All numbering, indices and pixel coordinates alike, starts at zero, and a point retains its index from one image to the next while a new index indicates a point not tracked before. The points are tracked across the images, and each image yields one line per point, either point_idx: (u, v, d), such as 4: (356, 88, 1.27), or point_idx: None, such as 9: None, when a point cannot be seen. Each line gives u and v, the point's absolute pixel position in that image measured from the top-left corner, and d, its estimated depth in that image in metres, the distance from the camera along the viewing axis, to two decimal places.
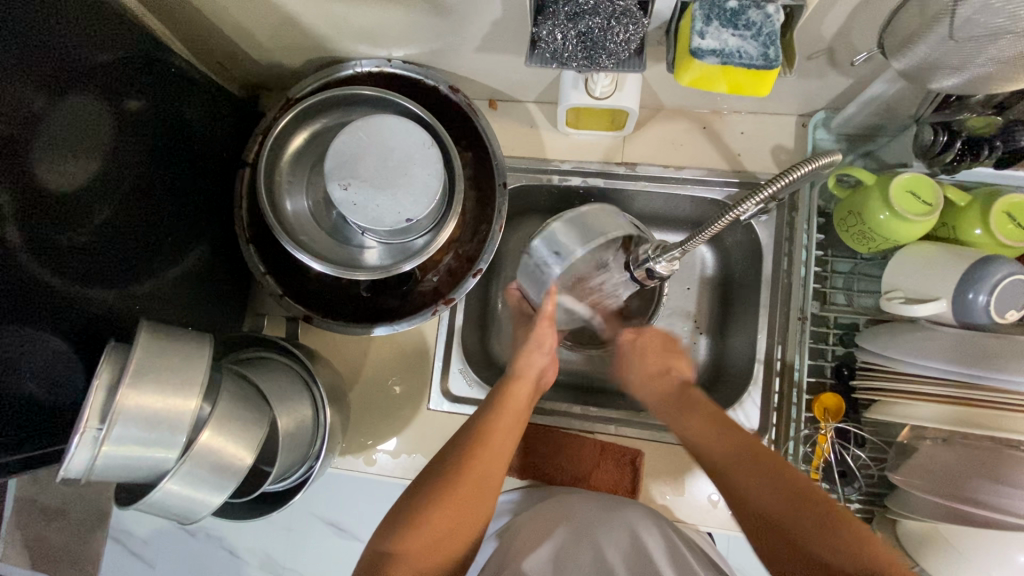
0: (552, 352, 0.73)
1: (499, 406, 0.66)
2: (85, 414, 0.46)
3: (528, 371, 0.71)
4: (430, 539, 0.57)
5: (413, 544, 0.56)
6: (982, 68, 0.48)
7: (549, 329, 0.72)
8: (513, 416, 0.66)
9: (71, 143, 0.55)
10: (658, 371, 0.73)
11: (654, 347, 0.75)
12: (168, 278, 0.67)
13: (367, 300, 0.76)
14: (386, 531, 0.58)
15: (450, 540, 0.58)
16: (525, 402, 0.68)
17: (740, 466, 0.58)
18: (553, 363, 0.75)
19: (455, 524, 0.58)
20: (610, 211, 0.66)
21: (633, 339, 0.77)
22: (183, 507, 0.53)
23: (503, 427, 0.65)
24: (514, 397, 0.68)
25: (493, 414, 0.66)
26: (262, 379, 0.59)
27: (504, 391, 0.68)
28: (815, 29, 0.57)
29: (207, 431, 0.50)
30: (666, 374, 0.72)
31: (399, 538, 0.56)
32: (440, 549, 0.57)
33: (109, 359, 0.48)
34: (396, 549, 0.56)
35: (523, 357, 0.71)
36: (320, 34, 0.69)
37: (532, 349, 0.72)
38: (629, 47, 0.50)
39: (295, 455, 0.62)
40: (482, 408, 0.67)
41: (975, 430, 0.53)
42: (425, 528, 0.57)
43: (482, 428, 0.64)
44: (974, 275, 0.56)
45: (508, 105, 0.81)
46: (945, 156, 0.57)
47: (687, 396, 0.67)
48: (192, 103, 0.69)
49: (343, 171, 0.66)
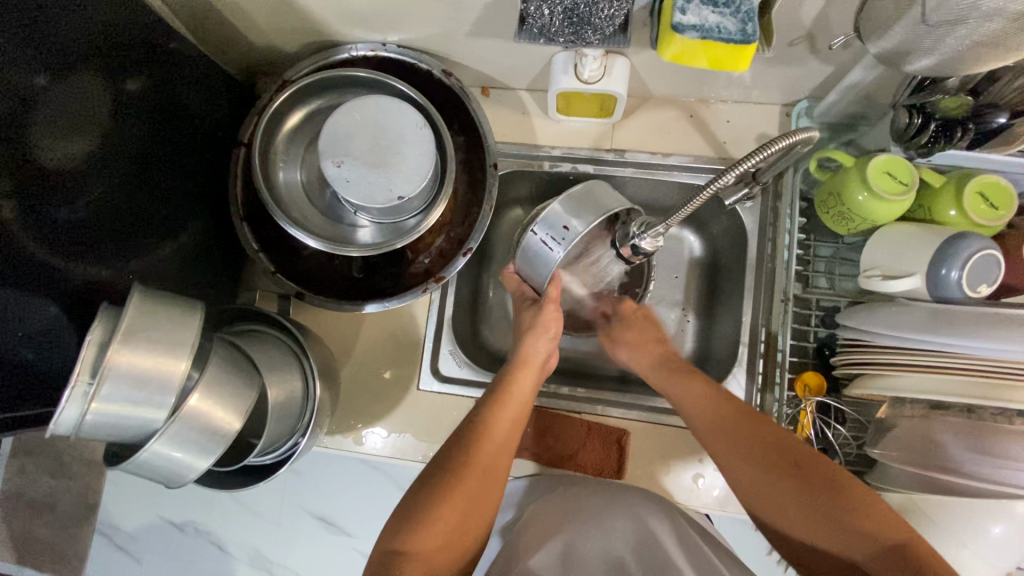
0: (556, 337, 0.74)
1: (500, 396, 0.67)
2: (77, 368, 0.46)
3: (531, 357, 0.72)
4: (441, 536, 0.57)
5: (427, 543, 0.56)
6: (952, 48, 0.50)
7: (554, 311, 0.74)
8: (516, 406, 0.67)
9: (70, 122, 0.56)
10: (650, 344, 0.75)
11: (638, 323, 0.77)
12: (161, 253, 0.68)
13: (359, 280, 0.77)
14: (394, 529, 0.58)
15: (462, 534, 0.59)
16: (530, 391, 0.69)
17: (732, 442, 0.60)
18: (557, 347, 0.76)
19: (464, 520, 0.59)
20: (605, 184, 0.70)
21: (634, 311, 0.79)
22: (171, 470, 0.53)
23: (506, 419, 0.65)
24: (518, 385, 0.69)
25: (497, 404, 0.66)
26: (252, 349, 0.60)
27: (507, 381, 0.69)
28: (796, 14, 0.59)
29: (196, 396, 0.50)
30: (660, 347, 0.75)
31: (412, 537, 0.57)
32: (452, 546, 0.58)
33: (102, 317, 0.48)
34: (412, 550, 0.56)
35: (526, 345, 0.72)
36: (316, 18, 0.70)
37: (535, 335, 0.73)
38: (613, 22, 0.52)
39: (284, 426, 0.63)
40: (483, 399, 0.68)
41: (977, 399, 0.54)
42: (436, 528, 0.57)
43: (485, 419, 0.65)
44: (947, 250, 0.57)
45: (501, 92, 0.83)
46: (919, 138, 0.59)
47: (688, 371, 0.69)
48: (187, 82, 0.70)
49: (336, 149, 0.67)
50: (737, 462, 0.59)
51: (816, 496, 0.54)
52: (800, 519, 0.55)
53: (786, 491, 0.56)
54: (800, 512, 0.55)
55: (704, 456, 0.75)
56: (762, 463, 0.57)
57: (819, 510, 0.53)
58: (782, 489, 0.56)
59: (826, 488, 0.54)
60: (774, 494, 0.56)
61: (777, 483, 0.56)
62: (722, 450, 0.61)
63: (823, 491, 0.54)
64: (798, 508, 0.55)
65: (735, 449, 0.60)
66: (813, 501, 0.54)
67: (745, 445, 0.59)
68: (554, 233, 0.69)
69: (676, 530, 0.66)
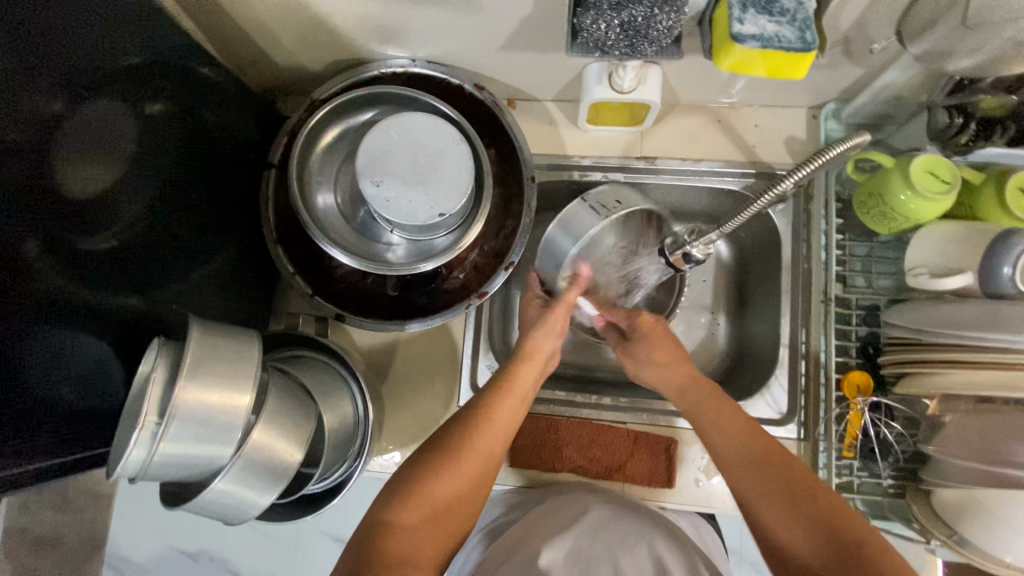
0: (562, 335, 0.73)
1: (503, 387, 0.66)
2: (145, 408, 0.44)
3: (536, 352, 0.71)
4: (428, 515, 0.57)
5: (413, 517, 0.56)
6: (999, 49, 0.51)
7: (563, 312, 0.74)
8: (517, 399, 0.66)
9: (92, 147, 0.53)
10: (667, 362, 0.71)
11: (660, 338, 0.74)
12: (193, 280, 0.66)
13: (396, 298, 0.76)
14: (384, 500, 0.58)
15: (449, 515, 0.59)
16: (532, 383, 0.69)
17: (758, 480, 0.58)
18: (559, 348, 0.75)
19: (452, 502, 0.59)
20: (621, 185, 0.77)
21: (648, 326, 0.75)
22: (233, 507, 0.51)
23: (506, 407, 0.65)
24: (521, 376, 0.68)
25: (498, 393, 0.66)
26: (305, 376, 0.59)
27: (510, 371, 0.68)
28: (834, 19, 0.60)
29: (258, 428, 0.49)
30: (680, 361, 0.71)
31: (398, 511, 0.57)
32: (436, 526, 0.58)
33: (164, 352, 0.46)
34: (399, 522, 0.56)
35: (531, 339, 0.72)
36: (346, 36, 0.69)
37: (540, 333, 0.72)
38: (671, 33, 0.51)
39: (337, 454, 0.61)
40: (486, 388, 0.67)
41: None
42: (422, 504, 0.57)
43: (486, 409, 0.64)
44: (997, 247, 0.59)
45: (527, 104, 0.83)
46: (960, 137, 0.61)
47: (713, 389, 0.67)
48: (212, 105, 0.69)
49: (375, 167, 0.66)
50: (760, 500, 0.57)
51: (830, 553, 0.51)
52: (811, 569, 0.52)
53: (802, 532, 0.53)
54: (813, 563, 0.52)
55: None
56: (784, 510, 0.55)
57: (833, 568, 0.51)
58: (799, 537, 0.53)
59: (840, 550, 0.51)
60: (791, 538, 0.54)
61: (794, 527, 0.54)
62: (746, 484, 0.58)
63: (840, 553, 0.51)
64: (810, 558, 0.52)
65: (762, 490, 0.57)
66: (826, 556, 0.51)
67: (771, 489, 0.57)
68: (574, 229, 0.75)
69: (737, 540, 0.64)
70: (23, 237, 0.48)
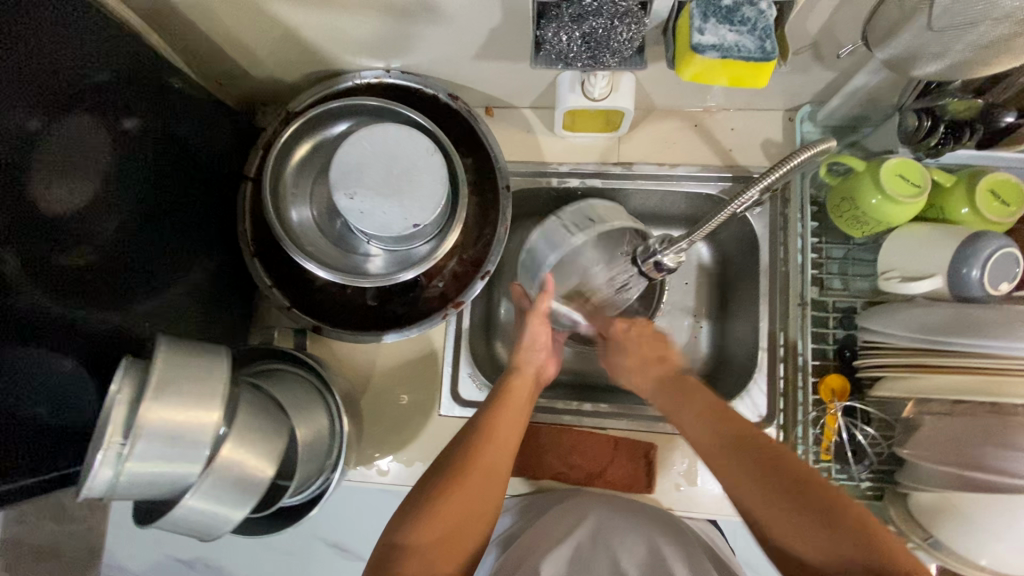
0: (546, 348, 0.76)
1: (500, 400, 0.67)
2: (108, 429, 0.44)
3: (526, 367, 0.73)
4: (439, 532, 0.56)
5: (426, 536, 0.56)
6: (963, 54, 0.51)
7: (541, 325, 0.74)
8: (515, 411, 0.67)
9: (68, 164, 0.54)
10: (652, 360, 0.73)
11: (643, 338, 0.75)
12: (171, 294, 0.66)
13: (374, 309, 0.76)
14: (397, 525, 0.57)
15: (460, 532, 0.58)
16: (527, 397, 0.70)
17: (739, 459, 0.57)
18: (552, 356, 0.77)
19: (464, 517, 0.58)
20: (615, 206, 0.73)
21: (623, 330, 0.77)
22: (205, 523, 0.52)
23: (506, 419, 0.66)
24: (516, 391, 0.69)
25: (497, 406, 0.67)
26: (278, 391, 0.59)
27: (505, 386, 0.69)
28: (802, 25, 0.60)
29: (229, 444, 0.50)
30: (659, 363, 0.73)
31: (412, 530, 0.56)
32: (449, 544, 0.56)
33: (128, 374, 0.47)
34: (411, 543, 0.55)
35: (518, 356, 0.74)
36: (318, 48, 0.70)
37: (526, 348, 0.74)
38: (632, 44, 0.51)
39: (312, 467, 0.61)
40: (484, 404, 0.68)
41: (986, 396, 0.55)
42: (433, 523, 0.56)
43: (486, 422, 0.65)
44: (966, 252, 0.58)
45: (505, 111, 0.83)
46: (930, 140, 0.60)
47: (688, 384, 0.67)
48: (188, 118, 0.69)
49: (349, 180, 0.66)
50: (742, 479, 0.56)
51: (813, 519, 0.50)
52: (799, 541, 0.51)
53: (825, 544, 0.49)
54: (800, 532, 0.51)
55: None
56: (767, 483, 0.54)
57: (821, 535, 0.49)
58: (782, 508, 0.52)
59: (824, 515, 0.50)
60: (774, 512, 0.53)
61: (776, 500, 0.53)
62: (728, 466, 0.58)
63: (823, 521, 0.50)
64: (797, 530, 0.51)
65: (743, 466, 0.56)
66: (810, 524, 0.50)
67: (751, 465, 0.56)
68: (548, 244, 0.73)
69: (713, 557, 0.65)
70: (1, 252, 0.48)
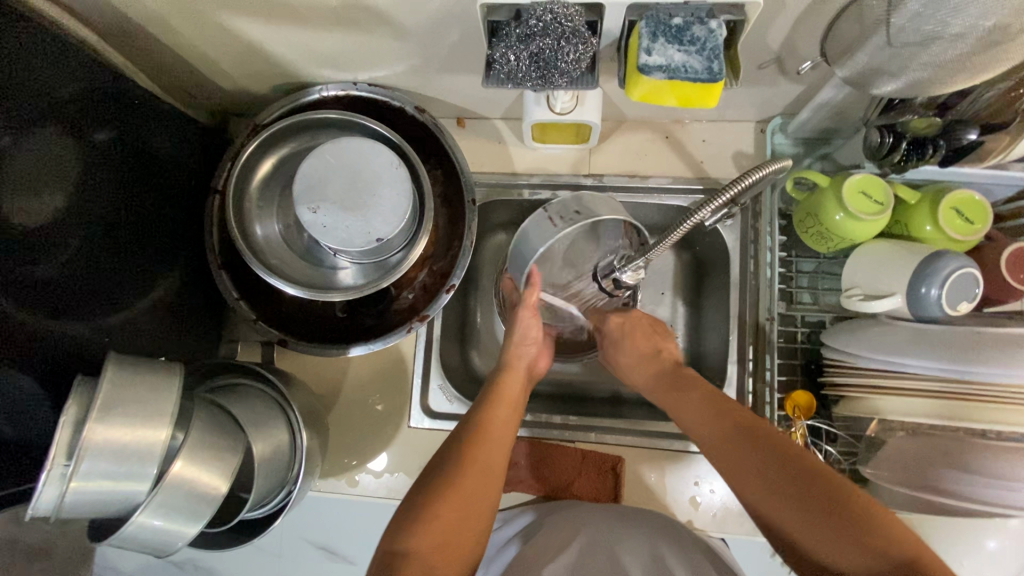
0: (538, 343, 0.74)
1: (492, 399, 0.67)
2: (51, 451, 0.45)
3: (517, 363, 0.72)
4: (441, 533, 0.54)
5: (428, 538, 0.53)
6: (918, 73, 0.50)
7: (530, 317, 0.73)
8: (508, 408, 0.66)
9: (37, 179, 0.54)
10: (647, 354, 0.72)
11: (639, 328, 0.75)
12: (140, 308, 0.67)
13: (343, 320, 0.76)
14: (394, 532, 0.55)
15: (463, 531, 0.55)
16: (519, 393, 0.69)
17: (746, 451, 0.55)
18: (543, 349, 0.76)
19: (467, 518, 0.56)
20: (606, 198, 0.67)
21: (619, 324, 0.75)
22: (159, 540, 0.52)
23: (499, 416, 0.65)
24: (506, 388, 0.69)
25: (489, 404, 0.66)
26: (236, 406, 0.59)
27: (496, 384, 0.69)
28: (762, 40, 0.59)
29: (180, 461, 0.50)
30: (658, 356, 0.72)
31: (413, 534, 0.54)
32: (453, 544, 0.54)
33: (76, 394, 0.48)
34: (412, 548, 0.52)
35: (509, 351, 0.73)
36: (283, 62, 0.70)
37: (517, 344, 0.73)
38: (580, 64, 0.54)
39: (272, 481, 0.62)
40: (476, 403, 0.67)
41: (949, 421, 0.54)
42: (435, 525, 0.54)
43: (480, 421, 0.64)
44: (924, 270, 0.58)
45: (476, 122, 0.83)
46: (893, 156, 0.59)
47: (687, 376, 0.67)
48: (158, 131, 0.69)
49: (312, 194, 0.67)
50: (745, 468, 0.54)
51: (817, 509, 0.49)
52: (805, 534, 0.49)
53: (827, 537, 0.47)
54: (806, 526, 0.49)
55: (699, 477, 0.75)
56: (774, 473, 0.52)
57: (825, 527, 0.48)
58: (788, 498, 0.51)
59: (830, 506, 0.48)
60: (776, 496, 0.51)
61: (781, 484, 0.51)
62: (735, 457, 0.56)
63: (829, 512, 0.48)
64: (803, 521, 0.49)
65: (751, 457, 0.54)
66: (816, 514, 0.49)
67: (759, 454, 0.54)
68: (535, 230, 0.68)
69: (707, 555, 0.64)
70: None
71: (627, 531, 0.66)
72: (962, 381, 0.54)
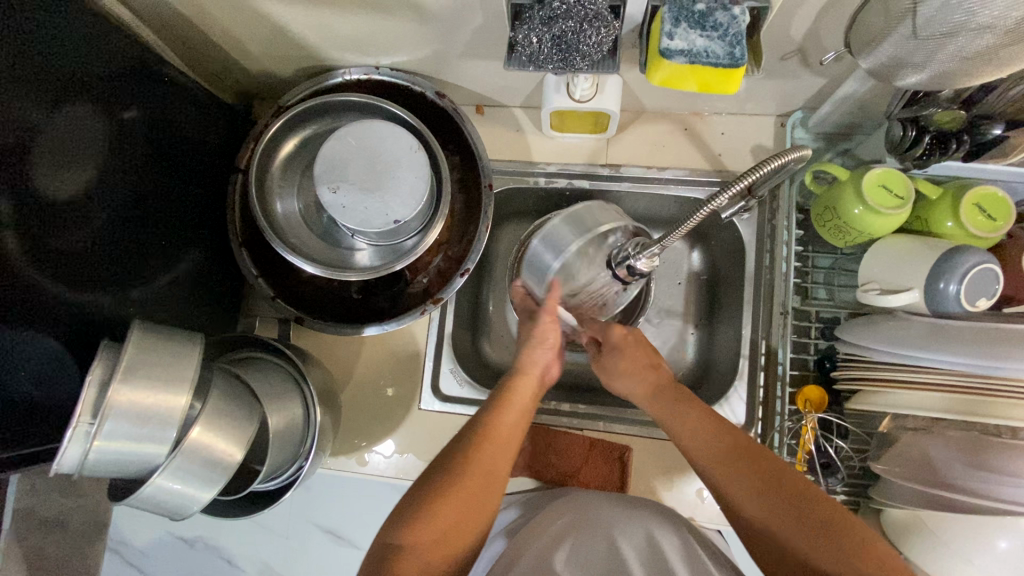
0: (555, 348, 0.71)
1: (502, 402, 0.65)
2: (78, 409, 0.47)
3: (531, 367, 0.69)
4: (436, 533, 0.55)
5: (422, 537, 0.54)
6: (944, 64, 0.49)
7: (552, 322, 0.70)
8: (516, 413, 0.64)
9: (67, 153, 0.55)
10: (646, 364, 0.69)
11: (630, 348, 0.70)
12: (162, 283, 0.68)
13: (358, 302, 0.78)
14: (395, 522, 0.56)
15: (457, 533, 0.56)
16: (529, 400, 0.66)
17: (737, 477, 0.56)
18: (558, 357, 0.73)
19: (462, 521, 0.56)
20: (604, 205, 0.73)
21: (622, 335, 0.71)
22: (175, 503, 0.54)
23: (507, 420, 0.63)
24: (517, 393, 0.66)
25: (498, 408, 0.64)
26: (253, 379, 0.61)
27: (507, 388, 0.66)
28: (786, 31, 0.59)
29: (197, 427, 0.51)
30: (654, 369, 0.69)
31: (410, 530, 0.54)
32: (445, 545, 0.55)
33: (101, 356, 0.49)
34: (408, 541, 0.54)
35: (526, 353, 0.70)
36: (309, 45, 0.71)
37: (533, 346, 0.70)
38: (601, 48, 0.57)
39: (285, 453, 0.63)
40: (485, 404, 0.65)
41: (963, 415, 0.55)
42: (433, 523, 0.55)
43: (487, 424, 0.62)
44: (944, 265, 0.58)
45: (495, 110, 0.83)
46: (914, 150, 0.59)
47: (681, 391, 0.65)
48: (185, 109, 0.70)
49: (333, 174, 0.68)
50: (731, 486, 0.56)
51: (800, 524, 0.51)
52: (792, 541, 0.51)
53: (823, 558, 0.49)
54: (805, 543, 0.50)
55: None
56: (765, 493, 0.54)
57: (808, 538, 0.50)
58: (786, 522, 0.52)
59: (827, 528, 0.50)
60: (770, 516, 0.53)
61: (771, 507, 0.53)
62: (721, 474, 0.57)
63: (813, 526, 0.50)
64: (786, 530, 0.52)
65: (740, 482, 0.55)
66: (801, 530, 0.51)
67: (747, 477, 0.55)
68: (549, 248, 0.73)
69: (706, 552, 0.64)
70: (1, 235, 0.50)
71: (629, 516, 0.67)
72: (981, 377, 0.54)
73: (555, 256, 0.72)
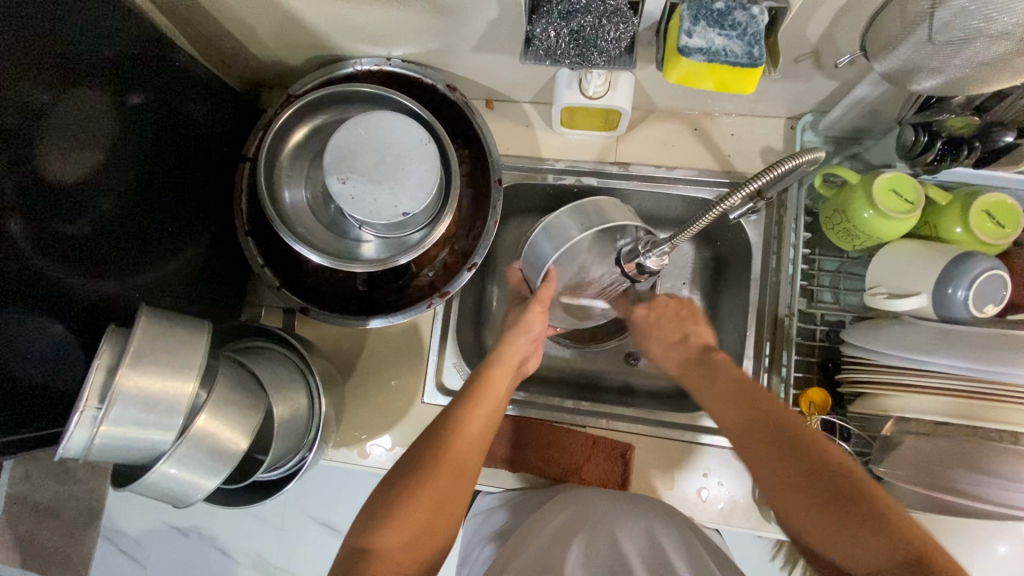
0: (536, 339, 0.72)
1: (474, 397, 0.64)
2: (85, 394, 0.47)
3: (508, 358, 0.69)
4: (410, 532, 0.54)
5: (395, 539, 0.53)
6: (960, 69, 0.49)
7: (540, 311, 0.72)
8: (490, 406, 0.64)
9: (73, 138, 0.55)
10: (676, 341, 0.72)
11: (668, 322, 0.75)
12: (167, 269, 0.68)
13: (364, 294, 0.77)
14: (365, 525, 0.55)
15: (430, 532, 0.56)
16: (503, 392, 0.66)
17: (760, 449, 0.55)
18: (536, 350, 0.74)
19: (434, 518, 0.56)
20: (614, 203, 0.72)
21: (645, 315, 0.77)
22: (179, 490, 0.53)
23: (481, 415, 0.63)
24: (492, 385, 0.66)
25: (471, 401, 0.63)
26: (259, 368, 0.60)
27: (481, 380, 0.66)
28: (802, 32, 0.59)
29: (203, 415, 0.51)
30: (684, 343, 0.72)
31: (382, 531, 0.54)
32: (419, 543, 0.55)
33: (108, 342, 0.49)
34: (380, 544, 0.53)
35: (503, 345, 0.70)
36: (321, 33, 0.70)
37: (515, 337, 0.71)
38: (619, 44, 0.58)
39: (289, 443, 0.63)
40: (457, 399, 0.65)
41: (966, 420, 0.55)
42: (405, 522, 0.54)
43: (457, 421, 0.61)
44: (952, 270, 0.58)
45: (505, 105, 0.83)
46: (926, 156, 0.59)
47: (711, 360, 0.67)
48: (193, 95, 0.70)
49: (341, 164, 0.67)
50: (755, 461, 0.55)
51: (825, 504, 0.49)
52: (812, 528, 0.50)
53: (854, 546, 0.47)
54: (804, 510, 0.50)
55: (707, 469, 0.75)
56: (791, 471, 0.52)
57: (827, 519, 0.49)
58: (798, 494, 0.51)
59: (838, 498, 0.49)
60: (794, 500, 0.51)
61: (800, 489, 0.51)
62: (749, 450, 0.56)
63: (835, 500, 0.49)
64: (812, 517, 0.50)
65: (755, 449, 0.55)
66: (821, 507, 0.49)
67: (773, 454, 0.54)
68: (551, 238, 0.71)
69: (709, 549, 0.64)
70: (4, 219, 0.49)
71: (631, 515, 0.67)
72: (985, 382, 0.55)
73: (557, 247, 0.71)
